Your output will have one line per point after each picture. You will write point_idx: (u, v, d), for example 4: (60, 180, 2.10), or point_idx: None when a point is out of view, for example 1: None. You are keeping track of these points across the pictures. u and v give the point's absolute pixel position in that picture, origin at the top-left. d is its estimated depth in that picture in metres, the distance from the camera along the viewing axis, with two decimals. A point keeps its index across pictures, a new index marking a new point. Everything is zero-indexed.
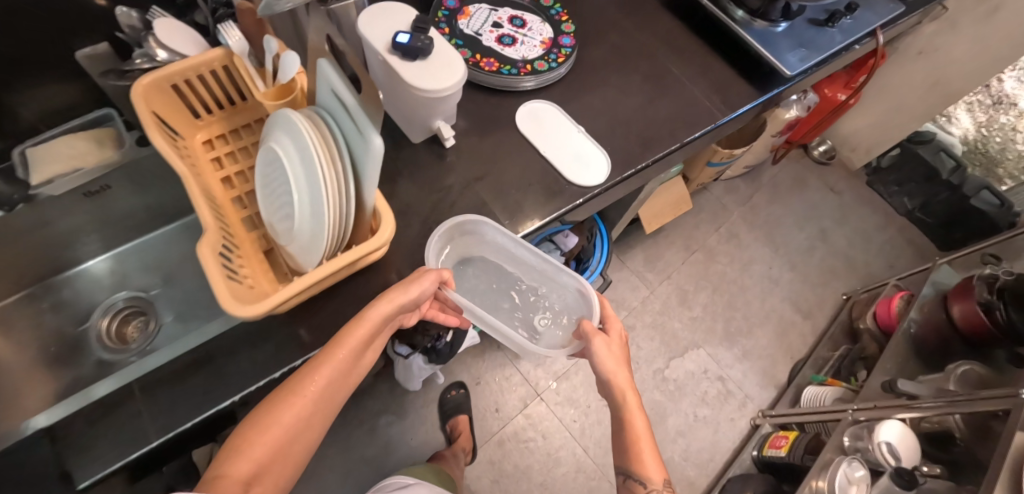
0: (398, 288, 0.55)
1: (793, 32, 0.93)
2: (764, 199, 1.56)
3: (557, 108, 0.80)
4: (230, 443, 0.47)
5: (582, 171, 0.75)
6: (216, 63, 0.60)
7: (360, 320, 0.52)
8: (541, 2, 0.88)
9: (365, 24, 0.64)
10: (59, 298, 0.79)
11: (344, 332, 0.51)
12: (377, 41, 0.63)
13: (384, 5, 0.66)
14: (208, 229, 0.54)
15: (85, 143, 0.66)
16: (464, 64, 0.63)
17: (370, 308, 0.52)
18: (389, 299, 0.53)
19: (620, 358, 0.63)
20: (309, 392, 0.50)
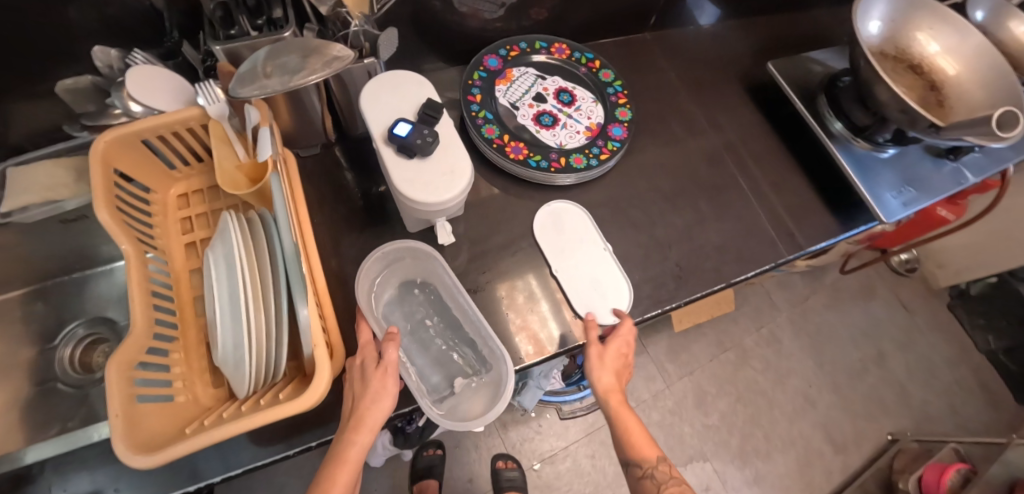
0: (368, 405, 0.46)
1: (901, 161, 0.76)
2: (823, 303, 1.36)
3: (583, 212, 0.69)
4: None
5: (596, 302, 0.63)
6: (193, 122, 0.53)
7: (342, 463, 0.43)
8: (599, 76, 0.75)
9: (369, 97, 0.56)
10: (30, 309, 0.73)
11: (328, 480, 0.43)
12: (377, 123, 0.54)
13: (399, 77, 0.57)
14: (137, 331, 0.47)
15: (64, 174, 0.60)
16: (471, 169, 0.53)
17: (347, 444, 0.44)
18: (368, 427, 0.45)
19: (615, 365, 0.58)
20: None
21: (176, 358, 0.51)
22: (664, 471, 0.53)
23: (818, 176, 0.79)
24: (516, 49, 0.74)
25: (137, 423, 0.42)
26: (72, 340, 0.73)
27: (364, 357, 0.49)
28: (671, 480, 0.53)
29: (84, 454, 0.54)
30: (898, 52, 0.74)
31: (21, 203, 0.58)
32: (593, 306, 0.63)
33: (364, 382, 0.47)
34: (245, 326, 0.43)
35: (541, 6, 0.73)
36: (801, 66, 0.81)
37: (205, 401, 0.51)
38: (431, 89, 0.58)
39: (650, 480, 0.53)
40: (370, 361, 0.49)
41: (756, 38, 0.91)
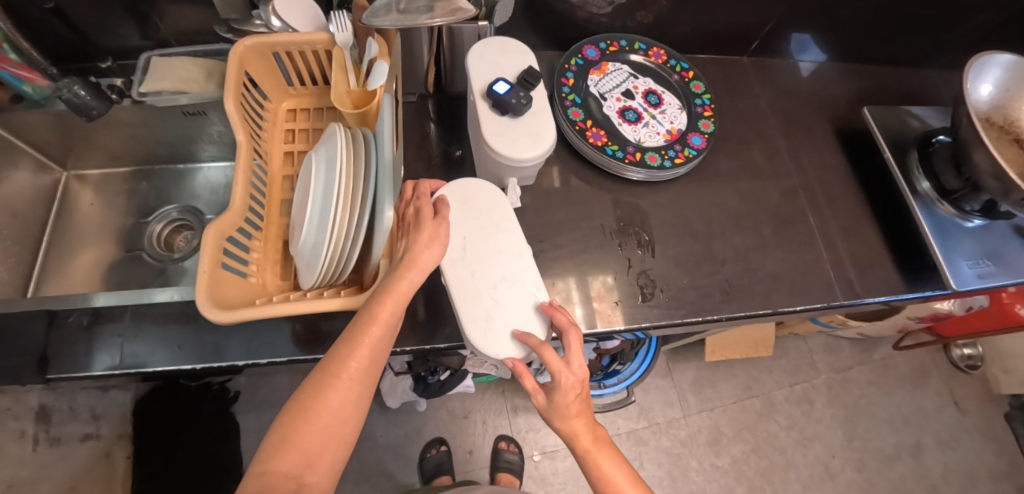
0: (422, 248, 0.48)
1: (985, 233, 0.72)
2: (867, 376, 1.29)
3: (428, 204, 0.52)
4: (275, 432, 0.39)
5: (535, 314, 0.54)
6: (319, 46, 0.59)
7: (391, 292, 0.45)
8: (690, 86, 0.76)
9: (476, 55, 0.60)
10: (138, 187, 0.83)
11: (377, 302, 0.45)
12: (477, 79, 0.58)
13: (506, 43, 0.62)
14: (235, 208, 0.53)
15: (198, 71, 0.68)
16: (554, 137, 0.56)
17: (399, 277, 0.46)
18: (418, 267, 0.47)
19: (579, 408, 0.50)
20: (350, 373, 0.42)
21: (256, 245, 0.57)
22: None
23: (893, 232, 0.76)
24: (615, 45, 0.77)
25: (214, 274, 0.48)
26: (165, 219, 0.82)
27: (423, 208, 0.51)
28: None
29: (158, 311, 0.61)
30: (1006, 122, 0.73)
31: (157, 86, 0.67)
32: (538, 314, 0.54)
33: (421, 226, 0.50)
34: (326, 214, 0.48)
35: (648, 9, 0.76)
36: (899, 118, 0.79)
37: (271, 289, 0.57)
38: (532, 61, 0.62)
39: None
40: (425, 208, 0.52)
41: (856, 85, 0.89)
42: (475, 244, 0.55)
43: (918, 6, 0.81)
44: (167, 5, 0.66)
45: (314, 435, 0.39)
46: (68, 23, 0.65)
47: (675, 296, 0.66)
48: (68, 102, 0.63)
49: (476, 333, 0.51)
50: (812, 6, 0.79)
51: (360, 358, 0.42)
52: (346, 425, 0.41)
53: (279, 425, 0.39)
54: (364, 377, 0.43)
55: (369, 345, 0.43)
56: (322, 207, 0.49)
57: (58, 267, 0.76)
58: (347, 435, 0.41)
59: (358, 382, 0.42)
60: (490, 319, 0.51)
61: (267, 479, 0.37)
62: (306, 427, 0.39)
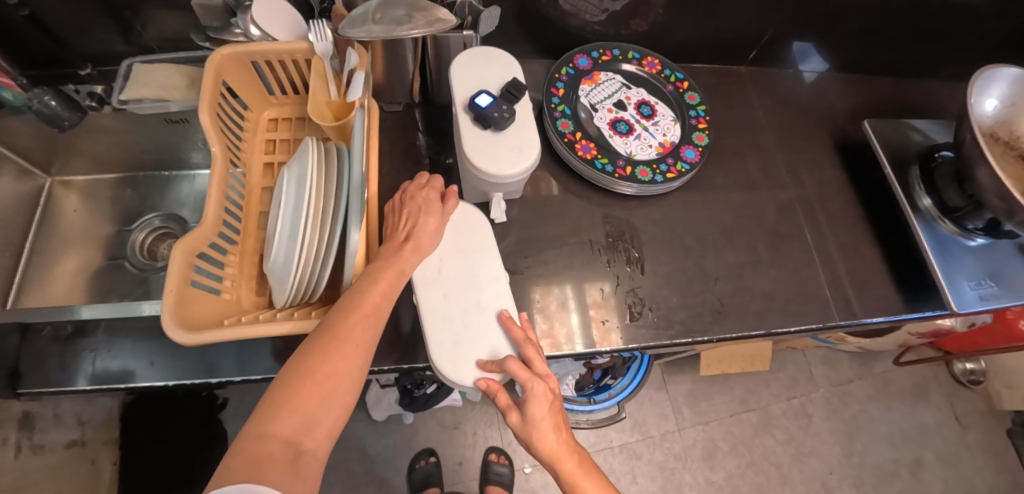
0: (423, 228, 0.50)
1: (989, 253, 0.70)
2: (867, 391, 1.26)
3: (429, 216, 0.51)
4: (271, 397, 0.38)
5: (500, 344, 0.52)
6: (299, 55, 0.57)
7: (392, 265, 0.47)
8: (684, 97, 0.74)
9: (460, 66, 0.59)
10: (121, 194, 0.82)
11: (377, 273, 0.46)
12: (460, 90, 0.57)
13: (492, 53, 0.60)
14: (209, 219, 0.52)
15: (180, 79, 0.67)
16: (537, 150, 0.54)
17: (398, 255, 0.48)
18: (418, 245, 0.49)
19: (553, 423, 0.48)
20: (353, 340, 0.42)
21: (231, 259, 0.55)
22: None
23: (894, 251, 0.74)
24: (608, 54, 0.74)
25: (183, 278, 0.47)
26: (147, 227, 0.80)
27: (429, 197, 0.53)
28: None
29: (134, 325, 0.60)
30: (1011, 138, 0.70)
31: (138, 94, 0.65)
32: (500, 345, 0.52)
33: (424, 212, 0.51)
34: (300, 219, 0.47)
35: (643, 18, 0.74)
36: (900, 132, 0.77)
37: (245, 305, 0.55)
38: (517, 72, 0.61)
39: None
40: (433, 198, 0.53)
41: (857, 96, 0.87)
42: (450, 267, 0.54)
43: (922, 15, 0.79)
44: (150, 10, 0.64)
45: (316, 399, 0.38)
46: (45, 29, 0.64)
47: (664, 315, 0.64)
48: (39, 111, 0.63)
49: (442, 359, 0.50)
50: (812, 15, 0.77)
51: (364, 324, 0.43)
52: (347, 392, 0.40)
53: (277, 387, 0.38)
54: (366, 345, 0.43)
55: (371, 314, 0.43)
56: (295, 215, 0.47)
57: (40, 276, 0.75)
58: (346, 403, 0.40)
59: (359, 351, 0.42)
60: (457, 344, 0.50)
61: (265, 443, 0.35)
62: (309, 389, 0.38)
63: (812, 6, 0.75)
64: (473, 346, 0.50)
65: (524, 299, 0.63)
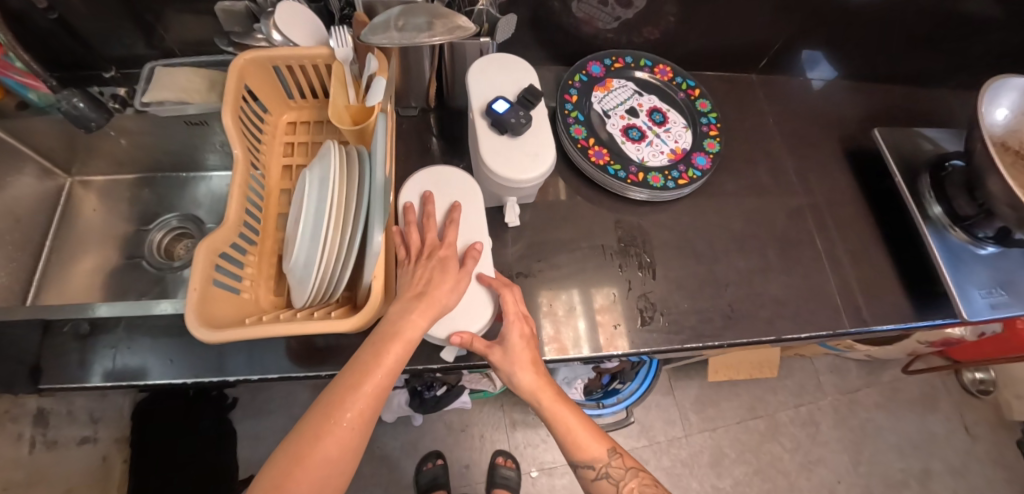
0: (434, 291, 0.49)
1: (999, 261, 0.70)
2: (875, 399, 1.26)
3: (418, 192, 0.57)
4: (269, 474, 0.39)
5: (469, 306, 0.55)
6: (319, 60, 0.59)
7: (396, 338, 0.45)
8: (696, 104, 0.74)
9: (476, 72, 0.60)
10: (139, 194, 0.83)
11: (381, 347, 0.44)
12: (477, 96, 0.58)
13: (508, 61, 0.61)
14: (230, 222, 0.53)
15: (200, 82, 0.68)
16: (553, 155, 0.55)
17: (404, 325, 0.46)
18: (426, 312, 0.47)
19: (529, 360, 0.53)
20: (349, 421, 0.41)
21: (250, 260, 0.56)
22: (618, 465, 0.52)
23: (905, 259, 0.74)
24: (620, 62, 0.75)
25: (204, 286, 0.47)
26: (164, 227, 0.82)
27: (445, 258, 0.51)
28: (626, 475, 0.52)
29: (153, 322, 0.61)
30: (1022, 147, 0.70)
31: (160, 96, 0.66)
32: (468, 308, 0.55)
33: (436, 277, 0.50)
34: (319, 229, 0.48)
35: (655, 25, 0.75)
36: (911, 141, 0.77)
37: (263, 304, 0.56)
38: (534, 78, 0.61)
39: (605, 480, 0.52)
40: (449, 261, 0.51)
41: (867, 104, 0.88)
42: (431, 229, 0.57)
43: (933, 25, 0.79)
44: (172, 14, 0.66)
45: (308, 483, 0.39)
46: (71, 32, 0.65)
47: (675, 320, 0.64)
48: (66, 112, 0.64)
49: None
50: (823, 24, 0.77)
51: (362, 404, 0.42)
52: (342, 471, 0.41)
53: (273, 467, 0.40)
54: (363, 424, 0.42)
55: (370, 392, 0.43)
56: (316, 220, 0.48)
57: (59, 273, 0.76)
58: (341, 481, 0.41)
59: (355, 432, 0.41)
60: None
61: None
62: (301, 473, 0.39)
63: (822, 15, 0.76)
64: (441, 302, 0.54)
65: (536, 302, 0.63)
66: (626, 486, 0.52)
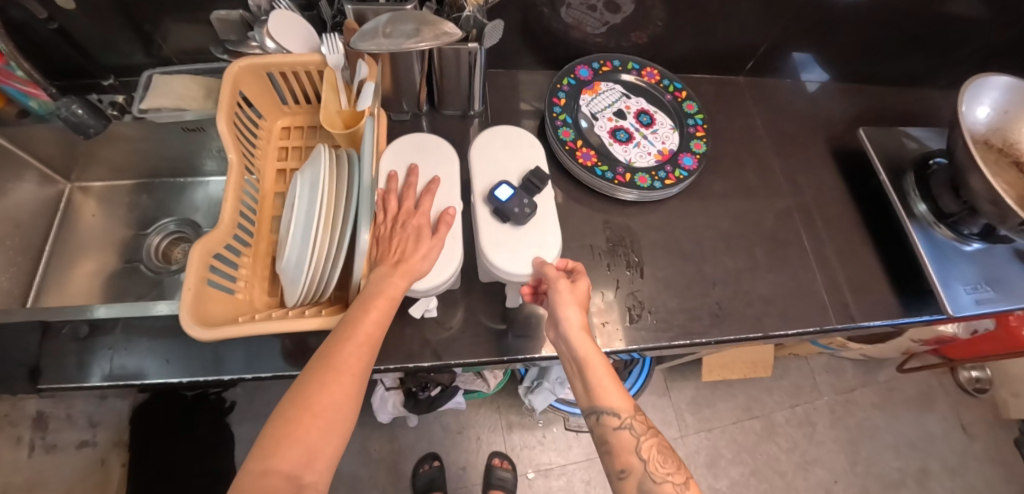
0: (411, 256, 0.48)
1: (984, 257, 0.71)
2: (871, 398, 1.26)
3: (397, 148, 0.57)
4: (271, 428, 0.39)
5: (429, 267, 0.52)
6: (312, 66, 0.60)
7: (381, 295, 0.45)
8: (683, 106, 0.76)
9: (481, 151, 0.62)
10: (137, 199, 0.84)
11: (365, 303, 0.45)
12: (482, 180, 0.60)
13: (515, 138, 0.63)
14: (224, 223, 0.54)
15: (197, 89, 0.70)
16: (557, 245, 0.56)
17: (387, 282, 0.46)
18: (407, 272, 0.47)
19: (584, 311, 0.52)
20: (350, 370, 0.42)
21: (245, 261, 0.57)
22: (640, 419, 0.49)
23: (891, 256, 0.75)
24: (608, 65, 0.77)
25: (199, 280, 0.49)
26: (162, 232, 0.83)
27: (419, 223, 0.51)
28: (647, 433, 0.49)
29: (151, 323, 0.62)
30: (1005, 145, 0.71)
31: (157, 104, 0.68)
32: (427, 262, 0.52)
33: (414, 240, 0.50)
34: (309, 226, 0.49)
35: (643, 30, 0.77)
36: (896, 140, 0.78)
37: (258, 305, 0.58)
38: (540, 155, 0.63)
39: (626, 431, 0.48)
40: (424, 226, 0.51)
41: (854, 105, 0.89)
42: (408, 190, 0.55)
43: (917, 26, 0.80)
44: (170, 24, 0.67)
45: (316, 429, 0.39)
46: (71, 42, 0.67)
47: (663, 318, 0.65)
48: (66, 119, 0.65)
49: None
50: (808, 27, 0.79)
51: (357, 353, 0.43)
52: (346, 421, 0.41)
53: (274, 424, 0.39)
54: (360, 374, 0.43)
55: (363, 344, 0.43)
56: (306, 217, 0.50)
57: (58, 277, 0.77)
58: (347, 429, 0.41)
59: (353, 383, 0.42)
60: None
61: (268, 479, 0.37)
62: (308, 422, 0.39)
63: (808, 18, 0.77)
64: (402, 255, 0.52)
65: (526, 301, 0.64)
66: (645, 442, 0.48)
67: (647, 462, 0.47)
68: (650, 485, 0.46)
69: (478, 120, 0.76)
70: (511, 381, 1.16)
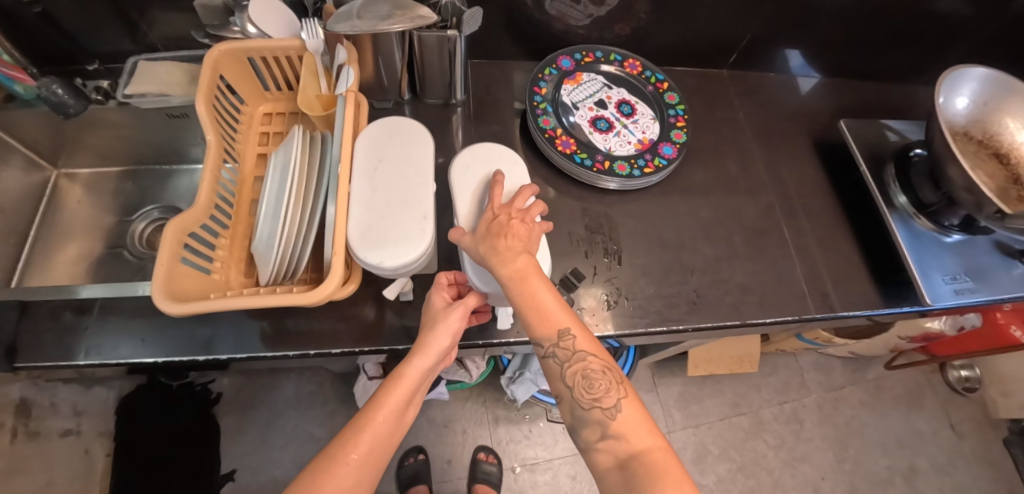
0: (431, 335, 0.48)
1: (964, 248, 0.71)
2: (859, 396, 1.26)
3: (378, 129, 0.56)
4: None
5: (401, 240, 0.49)
6: (292, 52, 0.61)
7: (399, 378, 0.46)
8: (664, 96, 0.76)
9: (461, 172, 0.57)
10: (124, 186, 0.85)
11: (384, 388, 0.46)
12: (464, 199, 0.56)
13: (497, 155, 0.59)
14: (200, 205, 0.54)
15: (181, 75, 0.71)
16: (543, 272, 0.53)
17: (409, 362, 0.47)
18: (425, 352, 0.47)
19: (514, 233, 0.47)
20: (354, 460, 0.42)
21: (221, 243, 0.58)
22: (567, 348, 0.45)
23: (871, 248, 0.75)
24: (590, 56, 0.77)
25: (172, 270, 0.49)
26: (147, 218, 0.83)
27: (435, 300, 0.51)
28: (574, 357, 0.46)
29: (130, 304, 0.62)
30: (985, 137, 0.72)
31: (141, 89, 0.69)
32: (400, 233, 0.50)
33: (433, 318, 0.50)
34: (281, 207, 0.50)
35: (625, 22, 0.77)
36: (876, 132, 0.79)
37: (233, 286, 0.58)
38: (523, 170, 0.59)
39: (553, 359, 0.46)
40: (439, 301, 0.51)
41: (836, 99, 0.90)
42: (386, 168, 0.54)
43: (899, 20, 0.81)
44: (156, 12, 0.69)
45: None
46: (56, 27, 0.68)
47: (641, 305, 0.66)
48: (46, 99, 0.68)
49: (358, 241, 0.49)
50: (789, 20, 0.80)
51: (364, 445, 0.43)
52: None
53: None
54: (366, 465, 0.42)
55: (371, 434, 0.43)
56: (279, 196, 0.50)
57: (43, 262, 0.77)
58: None
59: (361, 471, 0.42)
60: (388, 206, 0.51)
61: None
62: None
63: (789, 10, 0.78)
64: (377, 230, 0.50)
65: None
66: (570, 368, 0.45)
67: (573, 388, 0.45)
68: (578, 413, 0.44)
69: (461, 109, 0.77)
70: (497, 374, 1.16)
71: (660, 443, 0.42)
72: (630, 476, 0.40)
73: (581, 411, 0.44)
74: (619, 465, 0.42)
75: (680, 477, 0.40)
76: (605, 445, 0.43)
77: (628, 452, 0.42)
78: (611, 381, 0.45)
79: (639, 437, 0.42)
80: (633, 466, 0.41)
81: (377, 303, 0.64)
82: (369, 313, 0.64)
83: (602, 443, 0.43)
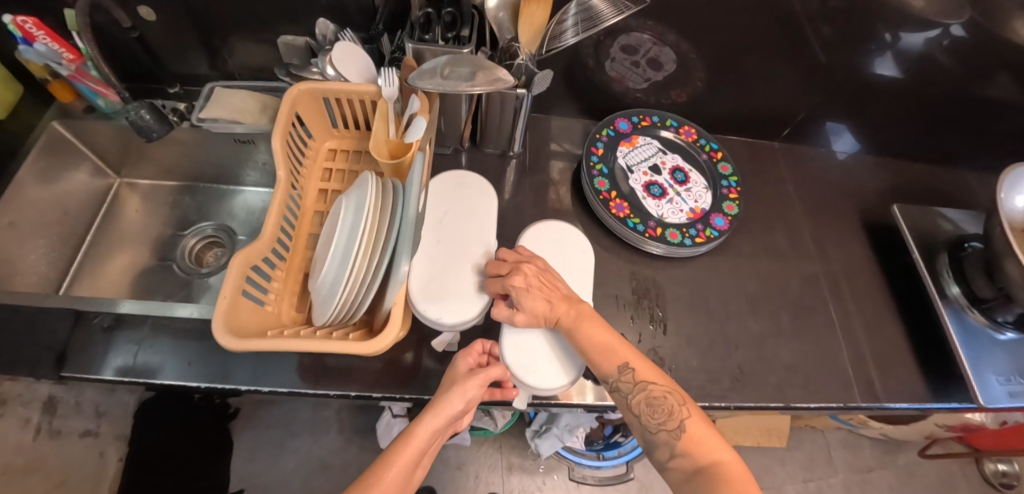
0: (445, 396, 0.48)
1: (1019, 348, 0.69)
2: (888, 481, 1.20)
3: (441, 182, 0.59)
4: None
5: (459, 301, 0.51)
6: (367, 96, 0.63)
7: (408, 438, 0.45)
8: (718, 166, 0.77)
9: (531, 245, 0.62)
10: (180, 201, 0.87)
11: (394, 448, 0.45)
12: None
13: (567, 240, 0.63)
14: (264, 239, 0.55)
15: (253, 104, 0.74)
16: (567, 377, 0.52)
17: (419, 421, 0.46)
18: (437, 412, 0.47)
19: (543, 286, 0.52)
20: None
21: (278, 275, 0.59)
22: (628, 380, 0.49)
23: (921, 338, 0.73)
24: (647, 120, 0.79)
25: (232, 302, 0.49)
26: (199, 234, 0.86)
27: (459, 366, 0.52)
28: (637, 386, 0.49)
29: (179, 325, 0.63)
30: None
31: (215, 114, 0.72)
32: (460, 291, 0.51)
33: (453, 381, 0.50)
34: (349, 252, 0.50)
35: (683, 88, 0.79)
36: (930, 220, 0.78)
37: (285, 319, 0.58)
38: (591, 258, 0.63)
39: (618, 392, 0.50)
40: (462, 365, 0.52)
41: (887, 181, 0.89)
42: (451, 219, 0.56)
43: (957, 110, 0.81)
44: (239, 42, 0.72)
45: None
46: (146, 48, 0.72)
47: (683, 377, 0.64)
48: (133, 122, 0.70)
49: (418, 291, 0.51)
50: (846, 101, 0.81)
51: None
52: None
53: None
54: None
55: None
56: (347, 243, 0.51)
57: (94, 267, 0.80)
58: None
59: None
60: (450, 258, 0.53)
61: None
62: None
63: (847, 91, 0.79)
64: (438, 285, 0.52)
65: None
66: (635, 398, 0.49)
67: (641, 416, 0.49)
68: (648, 437, 0.48)
69: (516, 160, 0.78)
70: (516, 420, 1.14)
71: (729, 456, 0.46)
72: (700, 486, 0.45)
73: (651, 436, 0.48)
74: (689, 478, 0.46)
75: (748, 483, 0.44)
76: (675, 462, 0.47)
77: (697, 467, 0.46)
78: (675, 404, 0.48)
79: (705, 450, 0.46)
80: (704, 479, 0.45)
81: (417, 348, 0.64)
82: (408, 358, 0.63)
83: (672, 461, 0.47)
